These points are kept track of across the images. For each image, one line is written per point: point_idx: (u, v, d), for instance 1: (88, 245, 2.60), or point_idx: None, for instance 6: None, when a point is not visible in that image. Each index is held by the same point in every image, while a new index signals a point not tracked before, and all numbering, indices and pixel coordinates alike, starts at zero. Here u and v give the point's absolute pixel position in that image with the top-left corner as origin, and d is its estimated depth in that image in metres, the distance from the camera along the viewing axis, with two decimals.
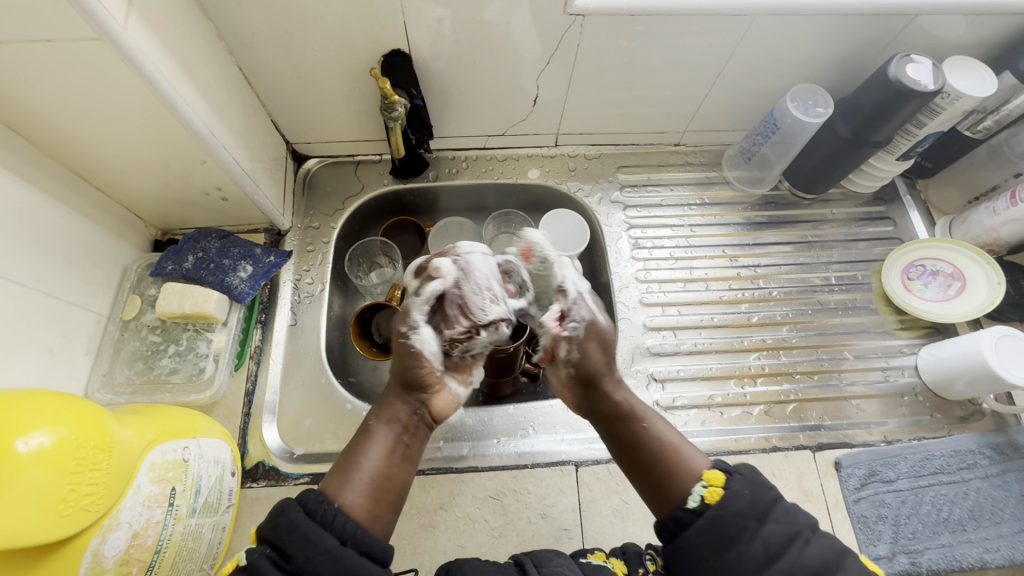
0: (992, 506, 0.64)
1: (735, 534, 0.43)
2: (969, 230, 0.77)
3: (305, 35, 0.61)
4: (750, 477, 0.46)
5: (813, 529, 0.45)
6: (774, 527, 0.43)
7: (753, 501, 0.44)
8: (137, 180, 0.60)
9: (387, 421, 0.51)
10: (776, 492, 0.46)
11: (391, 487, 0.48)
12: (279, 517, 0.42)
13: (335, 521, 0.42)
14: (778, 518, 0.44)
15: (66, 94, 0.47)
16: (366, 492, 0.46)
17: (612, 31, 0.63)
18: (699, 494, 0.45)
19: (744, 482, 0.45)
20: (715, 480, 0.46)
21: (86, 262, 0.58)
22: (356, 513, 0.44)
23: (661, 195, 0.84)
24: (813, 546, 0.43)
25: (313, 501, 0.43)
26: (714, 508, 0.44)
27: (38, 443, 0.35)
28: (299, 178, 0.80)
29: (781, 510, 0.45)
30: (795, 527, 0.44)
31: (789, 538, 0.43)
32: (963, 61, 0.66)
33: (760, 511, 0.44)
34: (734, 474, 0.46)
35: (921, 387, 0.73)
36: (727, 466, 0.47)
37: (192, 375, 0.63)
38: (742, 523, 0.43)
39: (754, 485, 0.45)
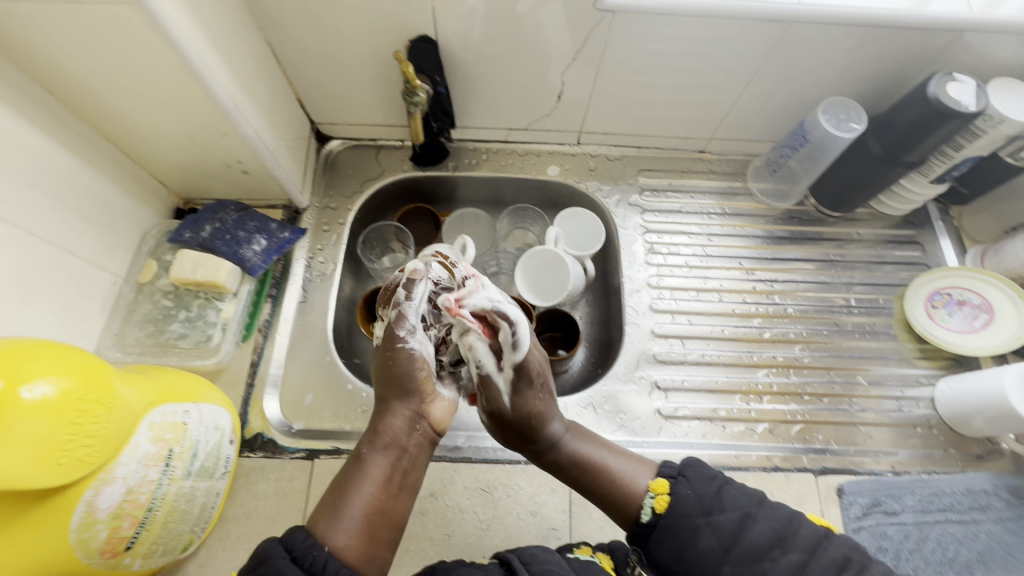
0: (1005, 551, 0.62)
1: (689, 536, 0.47)
2: (1002, 262, 0.73)
3: (335, 16, 0.61)
4: (691, 477, 0.50)
5: (758, 504, 0.48)
6: (724, 517, 0.47)
7: (698, 500, 0.48)
8: (163, 147, 0.61)
9: (382, 449, 0.51)
10: (720, 481, 0.49)
11: (385, 522, 0.48)
12: (264, 565, 0.41)
13: (326, 568, 0.42)
14: (724, 507, 0.47)
15: (98, 58, 0.48)
16: (360, 532, 0.46)
17: (642, 30, 0.62)
18: (649, 506, 0.49)
19: (686, 484, 0.49)
20: (659, 488, 0.50)
21: (109, 224, 0.60)
22: (351, 555, 0.45)
23: (681, 202, 0.83)
24: (760, 523, 0.46)
25: (301, 547, 0.43)
26: (664, 517, 0.48)
27: (41, 392, 0.36)
28: (321, 158, 0.81)
29: (727, 497, 0.48)
30: (741, 510, 0.47)
31: (738, 523, 0.46)
32: (1010, 83, 0.63)
33: (706, 507, 0.48)
34: (678, 478, 0.50)
35: (936, 420, 0.70)
36: (671, 471, 0.51)
37: (200, 342, 0.63)
38: (691, 522, 0.47)
39: (697, 483, 0.49)
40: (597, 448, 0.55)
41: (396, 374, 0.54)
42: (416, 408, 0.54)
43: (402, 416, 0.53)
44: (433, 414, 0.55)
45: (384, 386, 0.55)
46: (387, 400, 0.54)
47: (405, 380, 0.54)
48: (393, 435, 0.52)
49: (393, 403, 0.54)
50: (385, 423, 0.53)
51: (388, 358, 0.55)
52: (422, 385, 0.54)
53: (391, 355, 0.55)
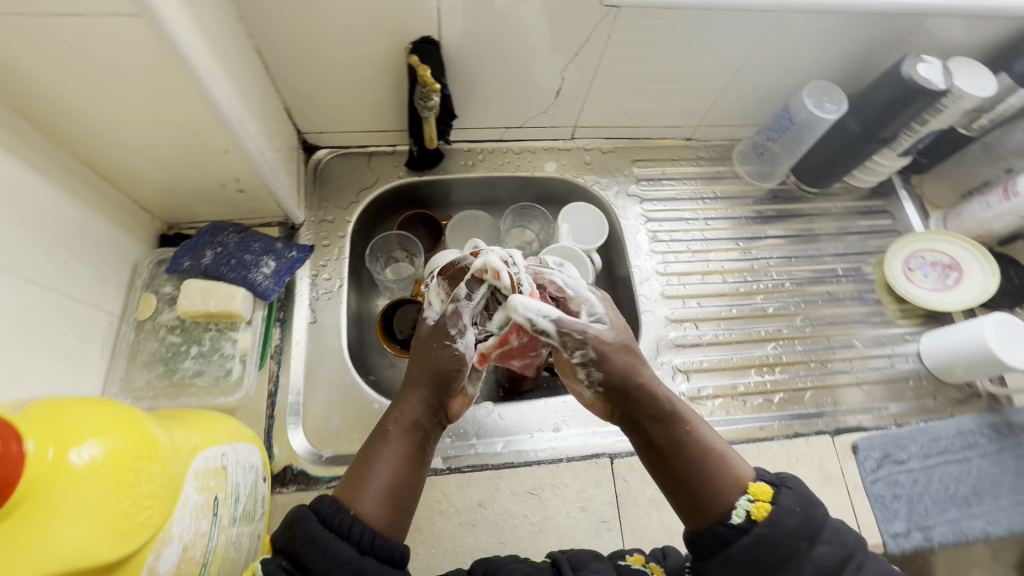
0: (992, 481, 0.68)
1: (787, 555, 0.42)
2: (964, 223, 0.81)
3: (331, 20, 0.58)
4: (797, 491, 0.45)
5: (862, 549, 0.44)
6: (824, 547, 0.43)
7: (804, 519, 0.43)
8: (151, 171, 0.56)
9: (406, 426, 0.48)
10: (824, 509, 0.45)
11: (406, 493, 0.46)
12: (295, 528, 0.42)
13: (351, 531, 0.41)
14: (829, 538, 0.43)
15: (87, 76, 0.43)
16: (384, 500, 0.44)
17: (642, 24, 0.63)
18: (743, 510, 0.44)
19: (793, 497, 0.44)
20: (762, 494, 0.44)
21: (96, 259, 0.54)
22: (375, 521, 0.43)
23: (676, 188, 0.86)
24: (867, 569, 0.43)
25: (328, 510, 0.42)
26: (762, 525, 0.43)
27: (91, 454, 0.33)
28: (310, 169, 0.77)
29: (832, 528, 0.44)
30: (847, 548, 0.43)
31: (841, 560, 0.42)
32: (967, 62, 0.69)
33: (811, 531, 0.43)
34: (782, 487, 0.45)
35: (923, 372, 0.77)
36: (772, 479, 0.46)
37: (219, 377, 0.59)
38: (793, 543, 0.42)
39: (804, 501, 0.44)
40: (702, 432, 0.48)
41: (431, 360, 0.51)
42: (441, 393, 0.50)
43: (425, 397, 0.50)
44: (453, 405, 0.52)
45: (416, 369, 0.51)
46: (413, 381, 0.51)
47: (436, 366, 0.50)
48: (416, 413, 0.49)
49: (418, 385, 0.50)
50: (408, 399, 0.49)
51: (427, 346, 0.51)
52: (456, 379, 0.50)
53: (436, 347, 0.51)
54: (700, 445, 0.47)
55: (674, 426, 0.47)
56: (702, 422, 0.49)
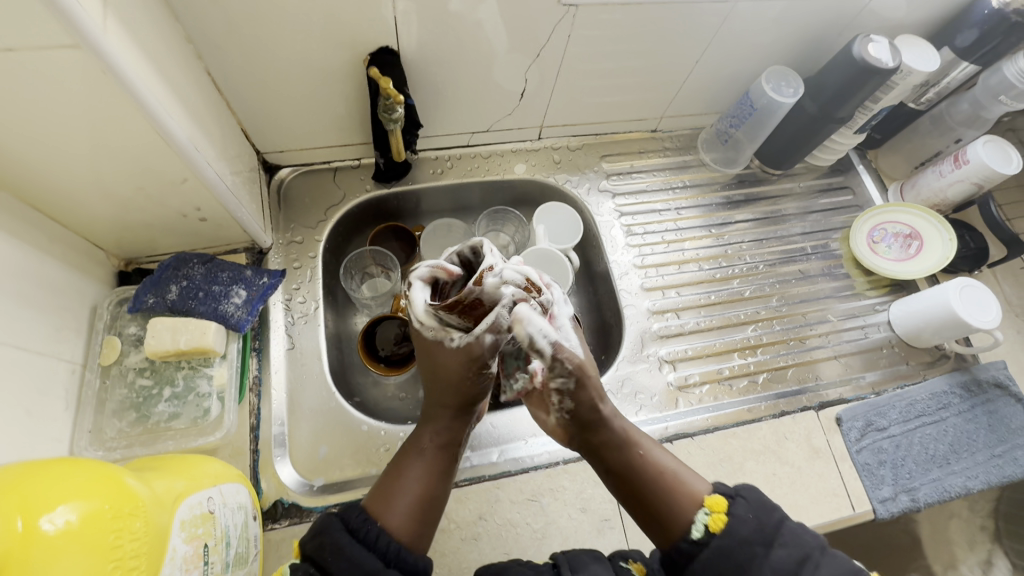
0: (967, 438, 0.71)
1: (746, 562, 0.43)
2: (919, 194, 0.84)
3: (283, 36, 0.56)
4: (751, 500, 0.46)
5: (822, 549, 0.44)
6: (781, 552, 0.44)
7: (758, 525, 0.45)
8: (102, 207, 0.53)
9: (434, 439, 0.50)
10: (780, 513, 0.46)
11: (434, 504, 0.48)
12: (323, 536, 0.43)
13: (379, 544, 0.43)
14: (786, 541, 0.44)
15: (22, 113, 0.40)
16: (413, 514, 0.46)
17: (601, 22, 0.63)
18: (701, 523, 0.46)
19: (747, 506, 0.46)
20: (716, 506, 0.46)
21: (51, 305, 0.51)
22: (402, 536, 0.45)
23: (645, 180, 0.86)
24: (824, 569, 0.43)
25: (356, 522, 0.44)
26: (719, 537, 0.44)
27: (65, 520, 0.31)
28: (273, 190, 0.74)
29: (789, 530, 0.45)
30: (804, 549, 0.44)
31: (799, 563, 0.43)
32: (912, 39, 0.72)
33: (766, 536, 0.44)
34: (737, 498, 0.47)
35: (895, 339, 0.80)
36: (727, 490, 0.48)
37: (197, 418, 0.57)
38: (750, 549, 0.44)
39: (757, 507, 0.46)
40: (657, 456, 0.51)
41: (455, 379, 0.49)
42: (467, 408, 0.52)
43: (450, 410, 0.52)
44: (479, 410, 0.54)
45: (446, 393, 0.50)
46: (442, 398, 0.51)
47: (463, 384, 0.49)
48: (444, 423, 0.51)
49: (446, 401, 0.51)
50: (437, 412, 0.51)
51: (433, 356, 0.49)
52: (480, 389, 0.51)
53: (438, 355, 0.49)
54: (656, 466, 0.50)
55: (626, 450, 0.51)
56: (653, 448, 0.52)
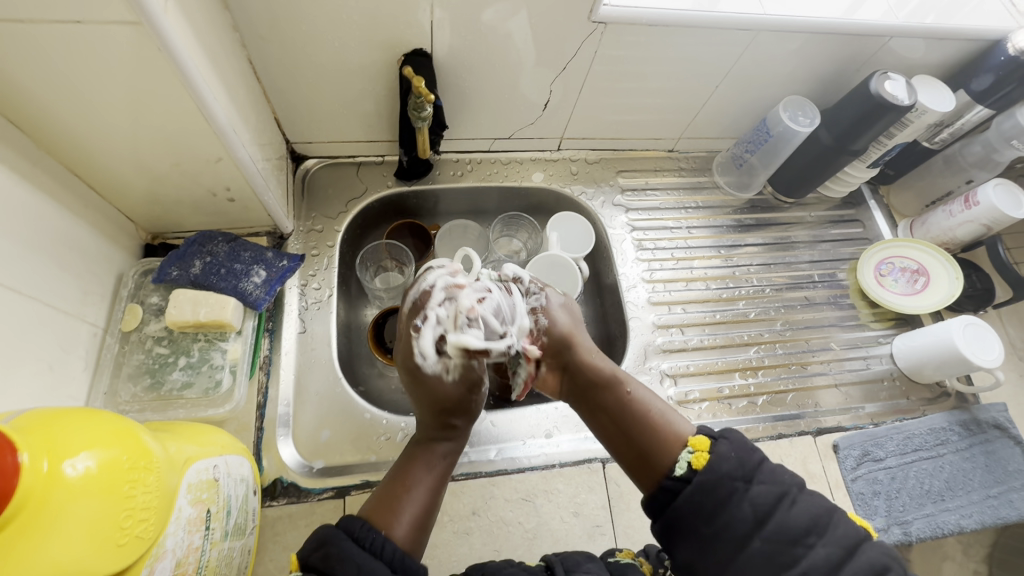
0: (964, 476, 0.70)
1: (724, 498, 0.42)
2: (929, 231, 0.85)
3: (323, 32, 0.59)
4: (735, 440, 0.45)
5: (801, 487, 0.43)
6: (762, 488, 0.42)
7: (740, 463, 0.43)
8: (137, 180, 0.56)
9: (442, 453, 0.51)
10: (762, 454, 0.45)
11: (435, 515, 0.48)
12: (329, 546, 0.41)
13: (385, 549, 0.42)
14: (764, 478, 0.43)
15: (77, 83, 0.43)
16: (415, 524, 0.45)
17: (627, 40, 0.65)
18: (685, 461, 0.44)
19: (728, 444, 0.44)
20: (699, 445, 0.45)
21: (80, 269, 0.54)
22: (406, 544, 0.44)
23: (659, 198, 0.88)
24: (801, 504, 0.41)
25: (360, 530, 0.42)
26: (700, 474, 0.43)
27: (86, 466, 0.32)
28: (297, 178, 0.77)
29: (768, 470, 0.43)
30: (782, 486, 0.42)
31: (777, 498, 0.42)
32: (928, 80, 0.74)
33: (746, 473, 0.43)
34: (720, 439, 0.45)
35: (897, 372, 0.80)
36: (712, 432, 0.47)
37: (209, 389, 0.59)
38: (728, 484, 0.42)
39: (740, 448, 0.44)
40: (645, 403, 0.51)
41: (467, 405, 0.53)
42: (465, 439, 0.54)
43: (458, 425, 0.52)
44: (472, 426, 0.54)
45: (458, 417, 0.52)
46: (450, 408, 0.52)
47: (462, 396, 0.52)
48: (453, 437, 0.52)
49: (457, 412, 0.53)
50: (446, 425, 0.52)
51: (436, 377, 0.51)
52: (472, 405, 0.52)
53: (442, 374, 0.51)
54: (641, 409, 0.51)
55: (615, 390, 0.53)
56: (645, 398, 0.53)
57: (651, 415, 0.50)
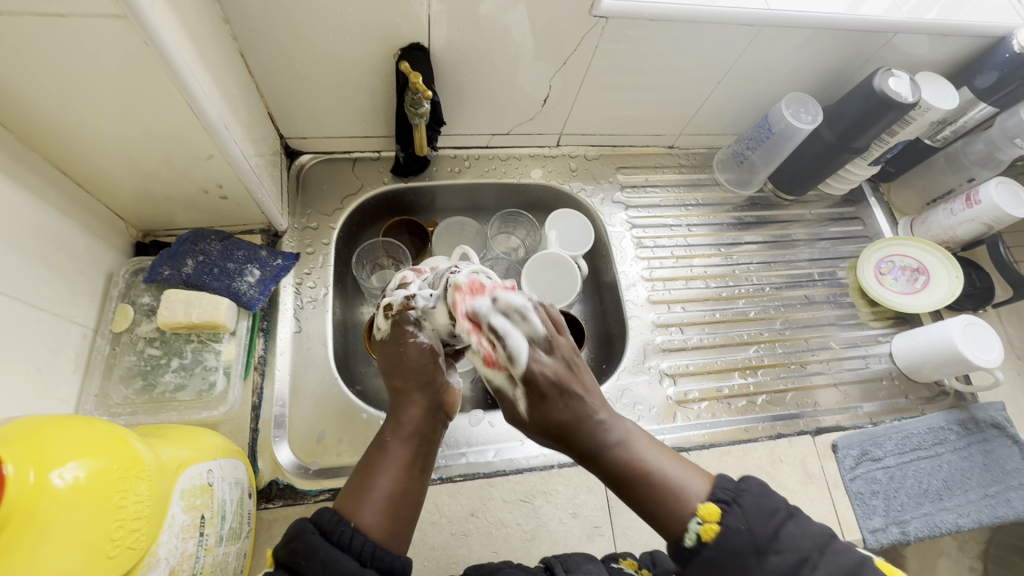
0: (961, 476, 0.70)
1: (735, 572, 0.41)
2: (930, 230, 0.85)
3: (317, 25, 0.57)
4: (747, 507, 0.42)
5: (823, 550, 0.41)
6: (776, 559, 0.40)
7: (751, 535, 0.41)
8: (126, 178, 0.54)
9: (405, 436, 0.49)
10: (779, 517, 0.42)
11: (409, 503, 0.46)
12: (297, 541, 0.41)
13: (352, 543, 0.41)
14: (781, 547, 0.41)
15: (62, 77, 0.42)
16: (382, 511, 0.44)
17: (628, 34, 0.63)
18: (693, 533, 0.42)
19: (741, 515, 0.42)
20: (709, 515, 0.42)
21: (69, 269, 0.52)
22: (376, 533, 0.43)
23: (659, 195, 0.88)
24: (822, 570, 0.40)
25: (329, 523, 0.42)
26: (711, 548, 0.41)
27: (75, 476, 0.31)
28: (292, 175, 0.76)
29: (786, 536, 0.41)
30: (800, 553, 0.41)
31: (794, 566, 0.40)
32: (931, 77, 0.73)
33: (759, 545, 0.41)
34: (731, 506, 0.43)
35: (896, 371, 0.80)
36: (727, 495, 0.43)
37: (202, 391, 0.58)
38: (740, 560, 0.40)
39: (753, 515, 0.42)
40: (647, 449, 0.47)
41: (408, 366, 0.53)
42: (431, 395, 0.52)
43: (418, 406, 0.51)
44: (448, 401, 0.53)
45: (396, 378, 0.53)
46: (405, 390, 0.52)
47: (419, 370, 0.53)
48: (415, 421, 0.50)
49: (413, 393, 0.52)
50: (405, 410, 0.51)
51: (398, 354, 0.54)
52: (435, 372, 0.53)
53: (403, 350, 0.54)
54: (644, 461, 0.46)
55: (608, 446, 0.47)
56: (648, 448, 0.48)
57: (653, 471, 0.46)
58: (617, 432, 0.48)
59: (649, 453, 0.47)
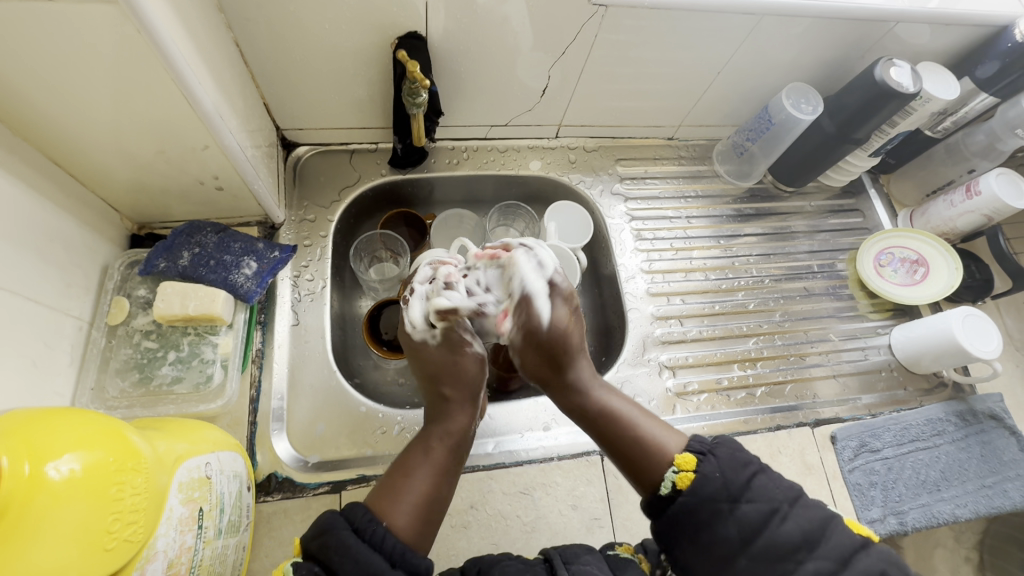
0: (959, 467, 0.70)
1: (708, 518, 0.42)
2: (929, 221, 0.85)
3: (312, 14, 0.56)
4: (722, 457, 0.44)
5: (793, 502, 0.43)
6: (749, 507, 0.42)
7: (725, 484, 0.43)
8: (120, 169, 0.54)
9: (444, 443, 0.50)
10: (752, 468, 0.44)
11: (439, 508, 0.47)
12: (327, 536, 0.41)
13: (384, 543, 0.41)
14: (752, 496, 0.43)
15: (53, 65, 0.41)
16: (417, 513, 0.45)
17: (628, 23, 0.63)
18: (670, 481, 0.44)
19: (715, 464, 0.44)
20: (685, 464, 0.44)
21: (64, 261, 0.52)
22: (407, 535, 0.43)
23: (658, 187, 0.87)
24: (792, 520, 0.42)
25: (361, 521, 0.42)
26: (685, 495, 0.43)
27: (71, 468, 0.31)
28: (289, 166, 0.75)
29: (757, 486, 0.43)
30: (772, 503, 0.42)
31: (766, 516, 0.42)
32: (933, 67, 0.72)
33: (732, 493, 0.43)
34: (706, 456, 0.45)
35: (894, 363, 0.80)
36: (701, 446, 0.45)
37: (200, 384, 0.57)
38: (714, 506, 0.42)
39: (727, 465, 0.44)
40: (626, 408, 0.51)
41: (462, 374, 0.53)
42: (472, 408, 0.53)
43: (461, 414, 0.52)
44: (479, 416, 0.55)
45: (447, 386, 0.53)
46: (450, 398, 0.52)
47: (469, 380, 0.53)
48: (457, 429, 0.51)
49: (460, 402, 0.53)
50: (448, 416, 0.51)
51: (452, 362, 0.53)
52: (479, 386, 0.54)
53: (457, 358, 0.54)
54: (625, 416, 0.50)
55: (594, 402, 0.51)
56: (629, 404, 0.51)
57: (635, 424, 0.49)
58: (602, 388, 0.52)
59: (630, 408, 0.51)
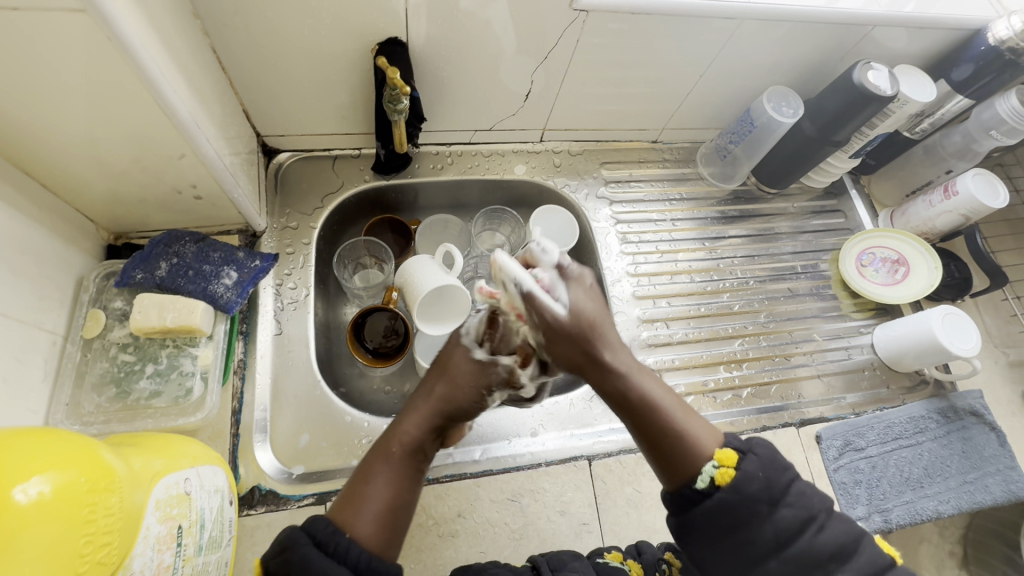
0: (941, 463, 0.71)
1: (747, 517, 0.43)
2: (909, 221, 0.86)
3: (291, 21, 0.56)
4: (762, 456, 0.45)
5: (829, 512, 0.45)
6: (787, 512, 0.43)
7: (767, 483, 0.44)
8: (94, 179, 0.53)
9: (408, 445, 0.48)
10: (791, 473, 0.45)
11: (404, 513, 0.46)
12: (288, 553, 0.40)
13: (348, 555, 0.41)
14: (793, 501, 0.44)
15: (19, 75, 0.40)
16: (381, 519, 0.44)
17: (610, 28, 0.63)
18: (707, 476, 0.44)
19: (757, 463, 0.44)
20: (726, 460, 0.44)
21: (37, 275, 0.51)
22: (371, 543, 0.42)
23: (643, 190, 0.88)
24: (827, 530, 0.43)
25: (323, 534, 0.42)
26: (724, 491, 0.44)
27: (40, 491, 0.30)
28: (270, 173, 0.74)
29: (797, 492, 0.44)
30: (810, 511, 0.44)
31: (803, 522, 0.43)
32: (909, 69, 0.73)
33: (773, 495, 0.44)
34: (748, 454, 0.45)
35: (877, 361, 0.81)
36: (740, 445, 0.46)
37: (179, 397, 0.56)
38: (754, 506, 0.43)
39: (768, 466, 0.45)
40: (658, 391, 0.48)
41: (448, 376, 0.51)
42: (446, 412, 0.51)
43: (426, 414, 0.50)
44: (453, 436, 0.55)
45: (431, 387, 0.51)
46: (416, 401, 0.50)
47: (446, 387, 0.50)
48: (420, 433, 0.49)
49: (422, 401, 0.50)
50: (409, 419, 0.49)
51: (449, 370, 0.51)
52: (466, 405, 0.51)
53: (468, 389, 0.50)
54: (657, 404, 0.47)
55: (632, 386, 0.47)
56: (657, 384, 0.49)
57: (666, 410, 0.47)
58: (630, 367, 0.48)
59: (658, 390, 0.48)
